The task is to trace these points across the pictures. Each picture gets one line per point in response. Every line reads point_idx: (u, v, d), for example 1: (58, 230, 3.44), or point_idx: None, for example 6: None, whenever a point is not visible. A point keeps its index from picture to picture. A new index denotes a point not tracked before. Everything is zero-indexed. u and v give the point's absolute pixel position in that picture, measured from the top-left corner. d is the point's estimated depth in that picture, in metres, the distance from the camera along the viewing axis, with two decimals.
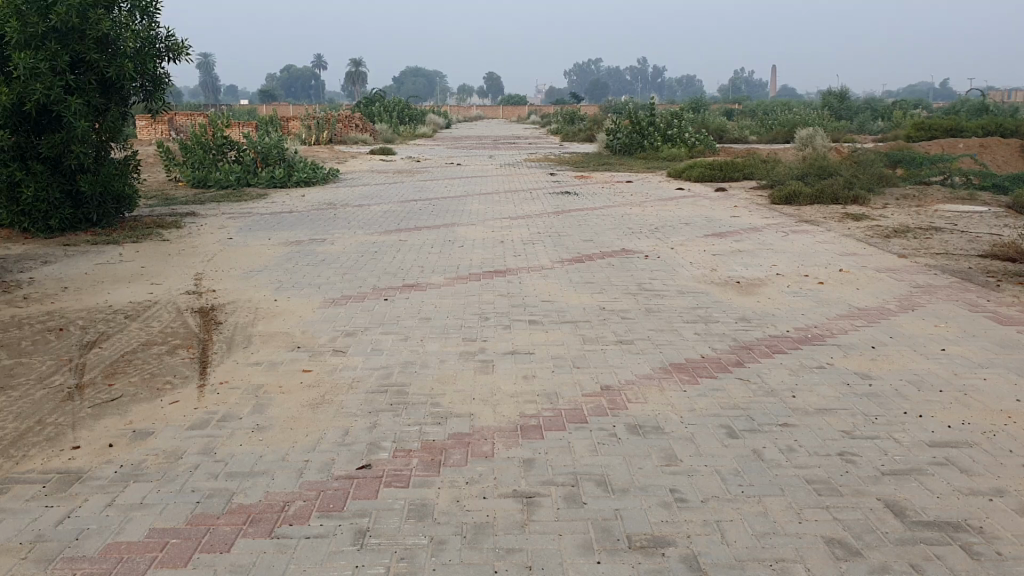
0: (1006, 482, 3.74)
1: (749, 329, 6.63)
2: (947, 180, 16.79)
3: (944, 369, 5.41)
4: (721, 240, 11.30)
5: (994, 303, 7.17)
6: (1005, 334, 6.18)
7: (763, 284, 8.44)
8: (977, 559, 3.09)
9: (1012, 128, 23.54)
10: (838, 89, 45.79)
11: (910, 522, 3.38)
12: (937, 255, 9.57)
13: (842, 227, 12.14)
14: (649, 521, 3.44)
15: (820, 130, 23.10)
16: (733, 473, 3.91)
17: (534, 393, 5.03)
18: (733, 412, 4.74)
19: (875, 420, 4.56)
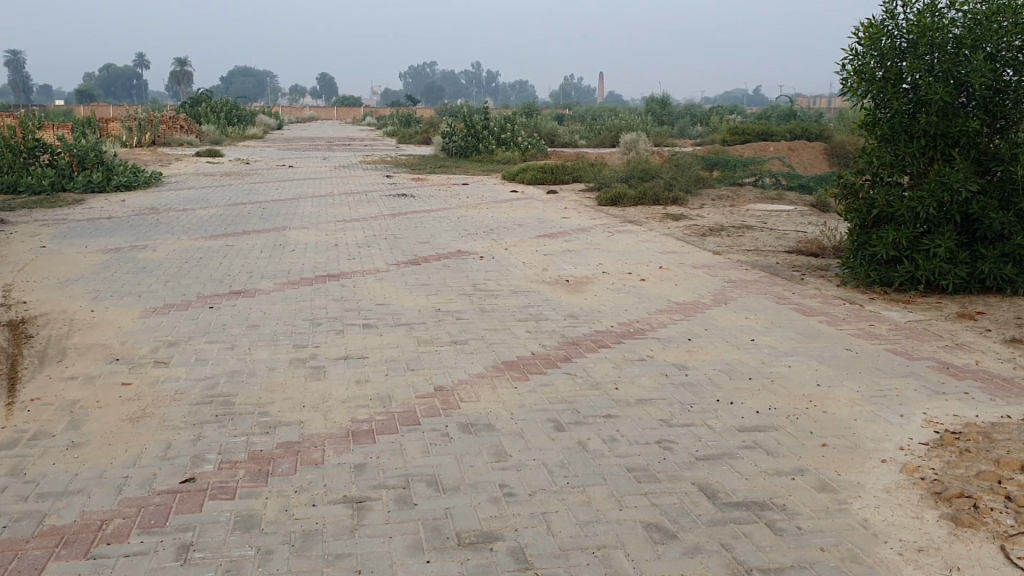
0: (807, 461, 4.04)
1: (577, 325, 6.84)
2: (759, 181, 17.88)
3: (754, 359, 5.76)
4: (552, 241, 11.59)
5: (798, 296, 7.70)
6: (807, 324, 6.65)
7: (590, 282, 8.73)
8: (780, 534, 3.33)
9: (817, 132, 25.26)
10: (661, 96, 47.90)
11: (721, 504, 3.60)
12: (749, 252, 10.16)
13: (663, 226, 12.70)
14: (478, 517, 3.51)
15: (643, 134, 24.03)
16: (558, 465, 4.05)
17: (366, 397, 5.02)
18: (560, 406, 4.89)
19: (690, 408, 4.81)
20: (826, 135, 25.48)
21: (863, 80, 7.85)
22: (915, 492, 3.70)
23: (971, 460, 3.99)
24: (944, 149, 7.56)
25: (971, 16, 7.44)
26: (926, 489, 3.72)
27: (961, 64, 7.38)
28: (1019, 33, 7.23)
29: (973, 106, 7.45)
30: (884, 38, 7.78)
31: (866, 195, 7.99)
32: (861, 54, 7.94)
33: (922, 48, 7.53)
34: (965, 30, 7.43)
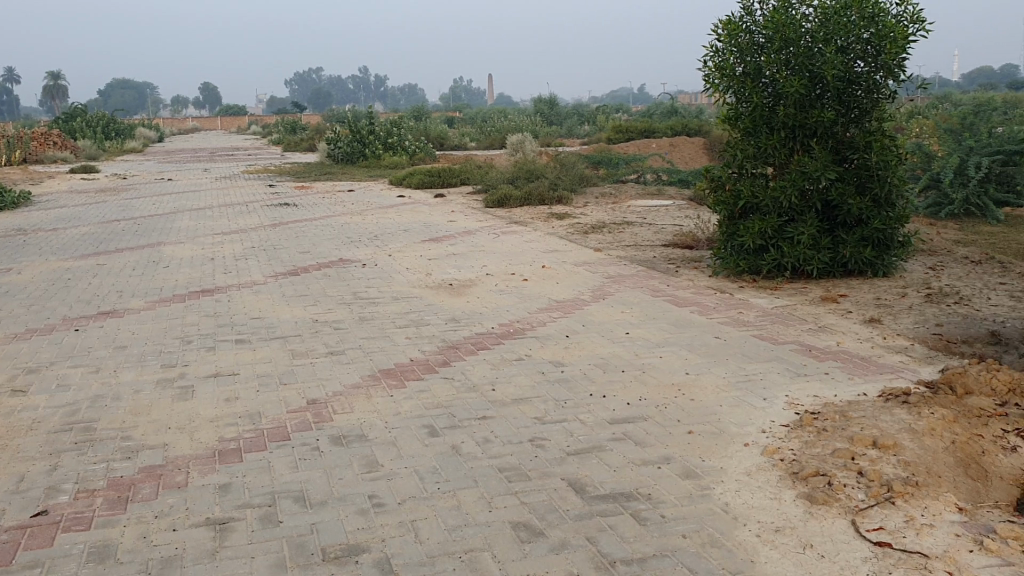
0: (673, 449, 4.12)
1: (457, 329, 6.82)
2: (641, 178, 18.24)
3: (628, 351, 5.85)
4: (436, 245, 11.55)
5: (673, 288, 7.87)
6: (681, 315, 6.80)
7: (473, 284, 8.72)
8: (643, 524, 3.39)
9: (697, 128, 25.94)
10: (548, 98, 48.52)
11: (588, 497, 3.64)
12: (629, 247, 10.34)
13: (547, 226, 12.81)
14: (345, 531, 3.45)
15: (529, 135, 24.17)
16: (430, 471, 4.02)
17: (236, 415, 4.89)
18: (435, 412, 4.86)
19: (564, 404, 4.85)
20: (705, 131, 26.17)
21: (724, 76, 8.10)
22: (774, 473, 3.83)
23: (827, 438, 4.16)
24: (803, 140, 7.86)
25: (822, 11, 7.74)
26: (785, 470, 3.85)
27: (815, 58, 7.67)
28: (866, 27, 7.59)
29: (827, 98, 7.78)
30: (743, 34, 8.01)
31: (732, 187, 8.19)
32: (721, 51, 8.16)
33: (777, 43, 7.80)
34: (817, 24, 7.73)
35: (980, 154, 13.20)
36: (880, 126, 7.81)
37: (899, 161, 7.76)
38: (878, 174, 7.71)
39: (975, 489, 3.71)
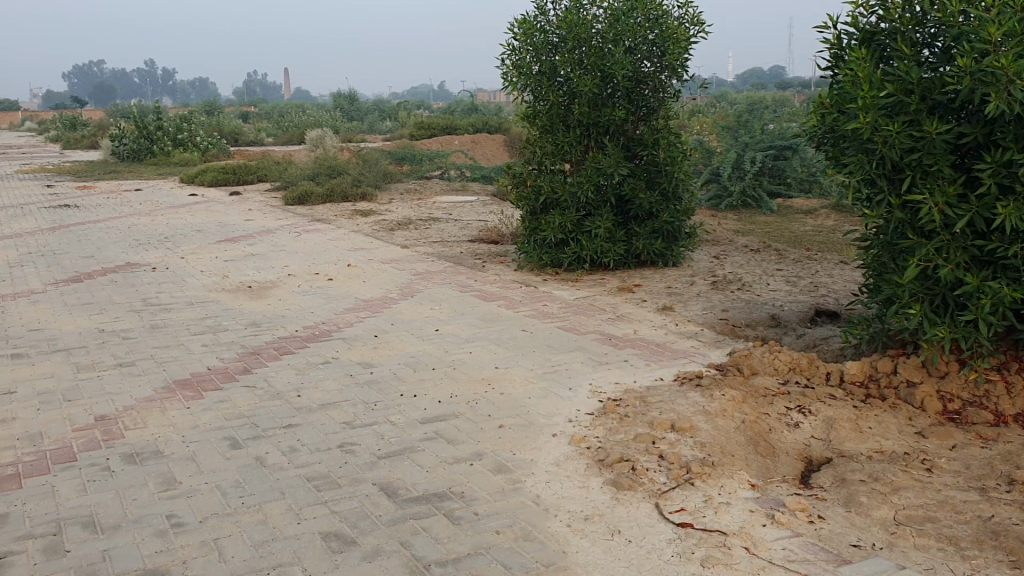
0: (484, 445, 4.14)
1: (258, 333, 6.57)
2: (444, 174, 18.31)
3: (437, 349, 5.83)
4: (233, 246, 11.09)
5: (480, 283, 7.93)
6: (487, 310, 6.85)
7: (274, 286, 8.43)
8: (457, 523, 3.37)
9: (497, 125, 26.30)
10: (347, 94, 47.81)
11: (400, 500, 3.58)
12: (434, 243, 10.35)
13: (351, 223, 12.59)
14: (141, 555, 3.23)
15: (328, 131, 23.66)
16: (234, 485, 3.83)
17: (13, 437, 4.47)
18: (238, 422, 4.64)
19: (373, 407, 4.77)
20: (505, 128, 26.58)
21: (521, 74, 8.22)
22: (582, 462, 3.92)
23: (630, 424, 4.31)
24: (597, 137, 8.13)
25: (611, 13, 8.03)
26: (592, 458, 3.95)
27: (606, 57, 7.94)
28: (651, 29, 7.96)
29: (618, 96, 8.09)
30: (538, 33, 8.17)
31: (532, 183, 8.32)
32: (517, 49, 8.28)
33: (570, 42, 8.01)
34: (607, 25, 8.02)
35: (755, 148, 14.07)
36: (667, 124, 8.21)
37: (685, 157, 8.18)
38: (667, 170, 8.11)
39: (765, 465, 3.95)
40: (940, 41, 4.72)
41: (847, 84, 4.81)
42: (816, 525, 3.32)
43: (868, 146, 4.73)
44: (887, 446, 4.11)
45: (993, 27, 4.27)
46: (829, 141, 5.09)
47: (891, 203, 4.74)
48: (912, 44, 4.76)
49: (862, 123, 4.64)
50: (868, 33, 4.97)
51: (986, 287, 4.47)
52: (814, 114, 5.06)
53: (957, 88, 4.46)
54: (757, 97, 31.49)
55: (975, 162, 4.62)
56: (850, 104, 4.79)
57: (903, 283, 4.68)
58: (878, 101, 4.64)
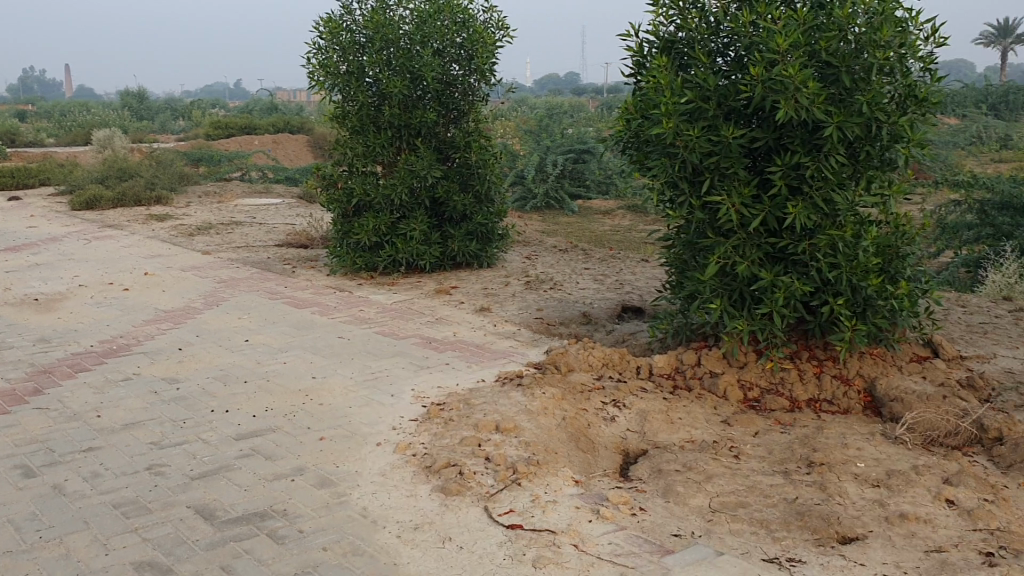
0: (304, 458, 4.00)
1: (48, 350, 6.07)
2: (246, 176, 17.67)
3: (249, 360, 5.60)
4: (12, 255, 10.21)
5: (291, 289, 7.69)
6: (300, 317, 6.65)
7: (63, 298, 7.83)
8: (281, 542, 3.24)
9: (299, 125, 25.67)
10: (136, 91, 45.34)
11: (218, 522, 3.40)
12: (239, 249, 9.96)
13: (146, 229, 11.90)
14: None
15: (117, 130, 22.30)
16: (29, 518, 3.51)
17: None
18: (30, 448, 4.26)
19: (183, 424, 4.51)
20: (308, 128, 26.01)
21: (328, 73, 8.03)
22: (408, 470, 3.87)
23: (454, 428, 4.29)
24: (408, 139, 8.09)
25: (418, 15, 8.00)
26: (418, 465, 3.91)
27: (414, 59, 7.91)
28: (459, 32, 8.01)
29: (428, 98, 8.07)
30: (344, 33, 8.03)
31: (343, 185, 8.15)
32: (323, 49, 8.08)
33: (377, 43, 7.91)
34: (414, 27, 7.99)
35: (556, 152, 14.63)
36: (476, 126, 8.28)
37: (495, 159, 8.28)
38: (478, 172, 8.19)
39: (586, 460, 4.04)
40: (732, 51, 4.98)
41: (650, 91, 4.95)
42: (638, 517, 3.42)
43: (670, 149, 4.89)
44: (697, 435, 4.31)
45: (781, 37, 4.54)
46: (634, 145, 5.24)
47: (693, 204, 4.95)
48: (707, 52, 5.00)
49: (665, 127, 4.79)
50: (667, 42, 5.17)
51: (779, 281, 4.77)
52: (621, 120, 5.18)
53: (750, 95, 4.71)
54: (553, 99, 32.30)
55: (767, 164, 4.91)
56: (654, 109, 4.93)
57: (705, 279, 4.92)
58: (679, 107, 4.82)
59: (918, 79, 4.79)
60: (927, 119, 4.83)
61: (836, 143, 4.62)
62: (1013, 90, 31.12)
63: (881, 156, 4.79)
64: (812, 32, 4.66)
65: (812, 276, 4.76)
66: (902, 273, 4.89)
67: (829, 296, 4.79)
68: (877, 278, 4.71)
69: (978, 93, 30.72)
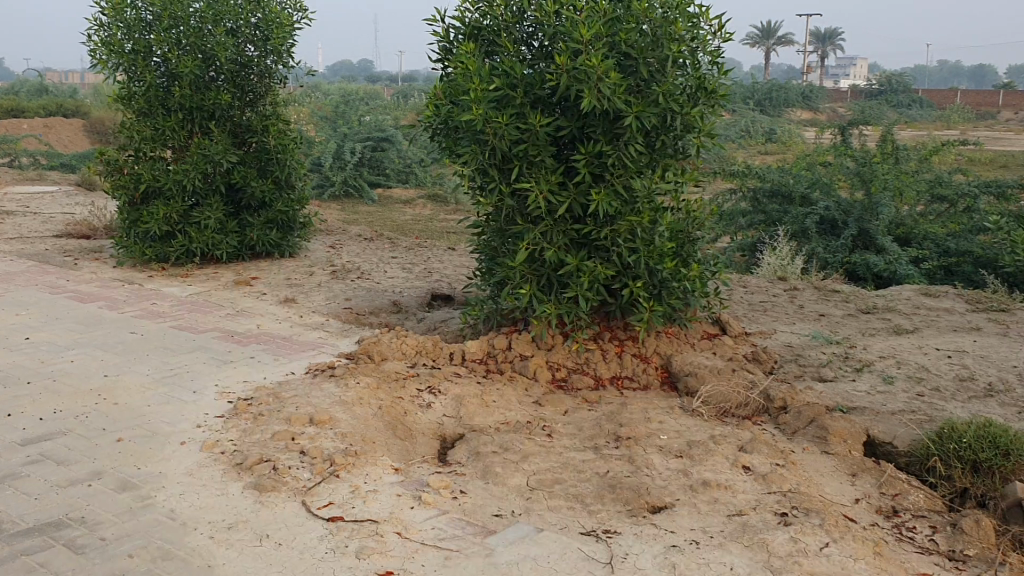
0: (103, 462, 3.75)
1: None
2: (14, 162, 16.27)
3: (31, 359, 5.17)
4: None
5: (75, 283, 7.16)
6: (87, 312, 6.21)
7: None
8: (81, 552, 3.02)
9: (73, 108, 23.91)
10: None
11: (7, 537, 3.12)
12: (11, 240, 9.16)
13: None
14: None
15: None
16: None
17: None
18: None
19: None
20: (83, 111, 24.29)
21: (111, 51, 7.53)
22: (218, 468, 3.71)
23: (266, 422, 4.15)
24: (202, 122, 7.73)
25: None
26: (228, 462, 3.75)
27: (206, 38, 7.56)
28: (253, 12, 7.73)
29: (222, 80, 7.74)
30: (128, 10, 7.57)
31: (130, 170, 7.66)
32: (105, 25, 7.57)
33: (165, 20, 7.49)
34: (205, 5, 7.63)
35: (353, 139, 14.63)
36: (275, 110, 8.02)
37: (295, 145, 8.06)
38: (277, 157, 7.94)
39: (403, 448, 4.01)
40: (537, 40, 5.07)
41: (458, 76, 4.93)
42: (459, 500, 3.43)
43: (479, 136, 4.89)
44: (511, 417, 4.38)
45: (584, 27, 4.67)
46: (443, 132, 5.21)
47: (502, 190, 4.99)
48: (513, 41, 5.06)
49: (475, 114, 4.79)
50: (473, 28, 5.18)
51: (584, 266, 4.92)
52: (429, 106, 5.13)
53: (556, 84, 4.82)
54: (346, 86, 31.82)
55: (572, 152, 5.04)
56: (463, 95, 4.90)
57: (515, 265, 4.98)
58: (488, 93, 4.84)
59: (707, 72, 5.08)
60: (715, 111, 5.13)
61: (635, 132, 4.81)
62: (776, 88, 33.65)
63: (675, 145, 5.04)
64: (611, 23, 4.82)
65: (614, 260, 4.95)
66: (693, 256, 5.19)
67: (629, 279, 4.99)
68: (672, 261, 4.97)
69: (747, 90, 32.96)
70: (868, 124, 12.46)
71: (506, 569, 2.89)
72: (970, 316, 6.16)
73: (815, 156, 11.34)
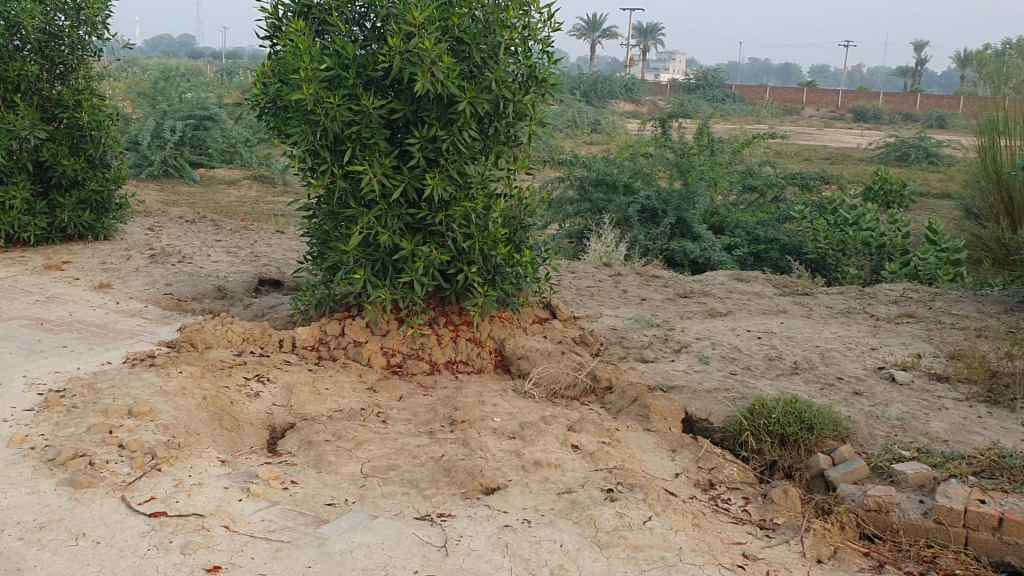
0: None
1: None
2: None
3: None
4: None
5: None
6: None
7: None
8: None
9: None
10: None
11: None
12: None
13: None
14: None
15: None
16: None
17: None
18: None
19: None
20: None
21: None
22: (28, 465, 3.48)
23: (80, 415, 3.92)
24: (4, 95, 7.19)
25: None
26: (39, 459, 3.53)
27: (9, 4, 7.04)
28: None
29: (28, 50, 7.23)
30: None
31: None
32: None
33: None
34: None
35: (173, 117, 13.97)
36: (87, 84, 7.57)
37: (110, 121, 7.64)
38: (90, 134, 7.49)
39: (231, 439, 3.90)
40: (370, 20, 5.00)
41: (287, 54, 4.79)
42: (290, 490, 3.37)
43: (310, 116, 4.77)
44: (344, 404, 4.33)
45: (417, 10, 4.64)
46: (272, 111, 5.05)
47: (334, 173, 4.90)
48: (344, 21, 4.96)
49: (305, 94, 4.67)
50: (303, 6, 5.04)
51: (418, 251, 4.91)
52: (257, 84, 4.95)
53: (389, 66, 4.77)
54: (161, 62, 30.25)
55: (406, 136, 5.01)
56: (293, 74, 4.76)
57: (348, 250, 4.91)
58: (319, 73, 4.73)
59: (538, 60, 5.17)
60: (545, 99, 5.24)
61: (469, 118, 4.83)
62: (600, 81, 34.62)
63: (507, 133, 5.10)
64: (444, 7, 4.82)
65: (449, 245, 4.97)
66: (525, 242, 5.28)
67: (463, 264, 5.03)
68: (505, 247, 5.05)
69: (573, 81, 33.71)
70: (686, 117, 13.05)
71: (339, 557, 2.86)
72: (777, 300, 6.59)
73: (637, 146, 11.78)
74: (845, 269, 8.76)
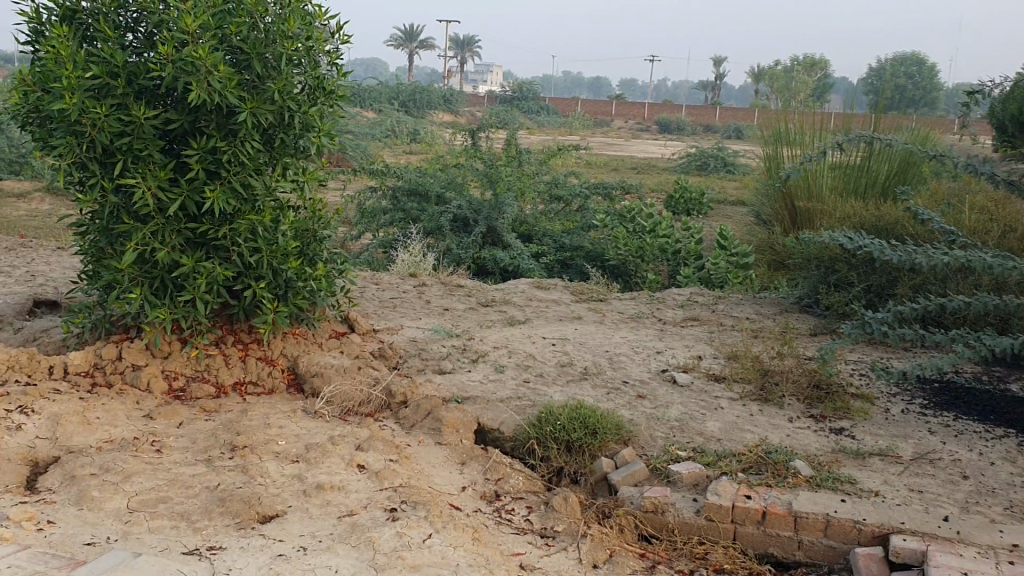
0: None
1: None
2: None
3: None
4: None
5: None
6: None
7: None
8: None
9: None
10: None
11: None
12: None
13: None
14: None
15: None
16: None
17: None
18: None
19: None
20: None
21: None
22: None
23: None
24: None
25: None
26: None
27: None
28: None
29: None
30: None
31: None
32: None
33: None
34: None
35: None
36: None
37: None
38: None
39: None
40: (143, 26, 4.72)
41: (48, 62, 4.44)
42: (46, 532, 3.10)
43: (76, 127, 4.45)
44: (117, 434, 4.05)
45: (190, 17, 4.42)
46: (35, 121, 4.66)
47: (105, 186, 4.58)
48: (114, 26, 4.65)
49: (68, 104, 4.34)
50: (67, 10, 4.68)
51: (200, 267, 4.65)
52: (16, 92, 4.56)
53: (162, 75, 4.51)
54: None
55: (184, 147, 4.74)
56: (54, 83, 4.42)
57: (123, 268, 4.59)
58: (84, 81, 4.41)
59: (326, 72, 5.04)
60: (334, 111, 5.11)
61: (251, 129, 4.64)
62: (419, 91, 34.66)
63: (295, 144, 4.92)
64: (222, 15, 4.61)
65: (234, 261, 4.73)
66: (319, 256, 5.11)
67: (251, 279, 4.80)
68: (296, 260, 4.86)
69: (392, 91, 33.57)
70: (496, 129, 13.22)
71: None
72: (574, 307, 6.74)
73: (448, 157, 11.82)
74: (644, 274, 9.10)
